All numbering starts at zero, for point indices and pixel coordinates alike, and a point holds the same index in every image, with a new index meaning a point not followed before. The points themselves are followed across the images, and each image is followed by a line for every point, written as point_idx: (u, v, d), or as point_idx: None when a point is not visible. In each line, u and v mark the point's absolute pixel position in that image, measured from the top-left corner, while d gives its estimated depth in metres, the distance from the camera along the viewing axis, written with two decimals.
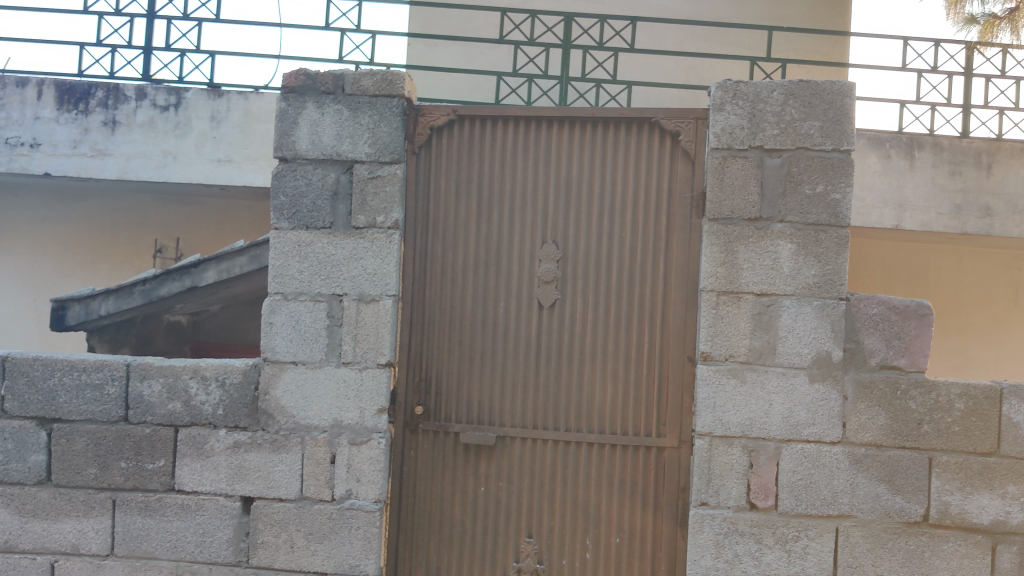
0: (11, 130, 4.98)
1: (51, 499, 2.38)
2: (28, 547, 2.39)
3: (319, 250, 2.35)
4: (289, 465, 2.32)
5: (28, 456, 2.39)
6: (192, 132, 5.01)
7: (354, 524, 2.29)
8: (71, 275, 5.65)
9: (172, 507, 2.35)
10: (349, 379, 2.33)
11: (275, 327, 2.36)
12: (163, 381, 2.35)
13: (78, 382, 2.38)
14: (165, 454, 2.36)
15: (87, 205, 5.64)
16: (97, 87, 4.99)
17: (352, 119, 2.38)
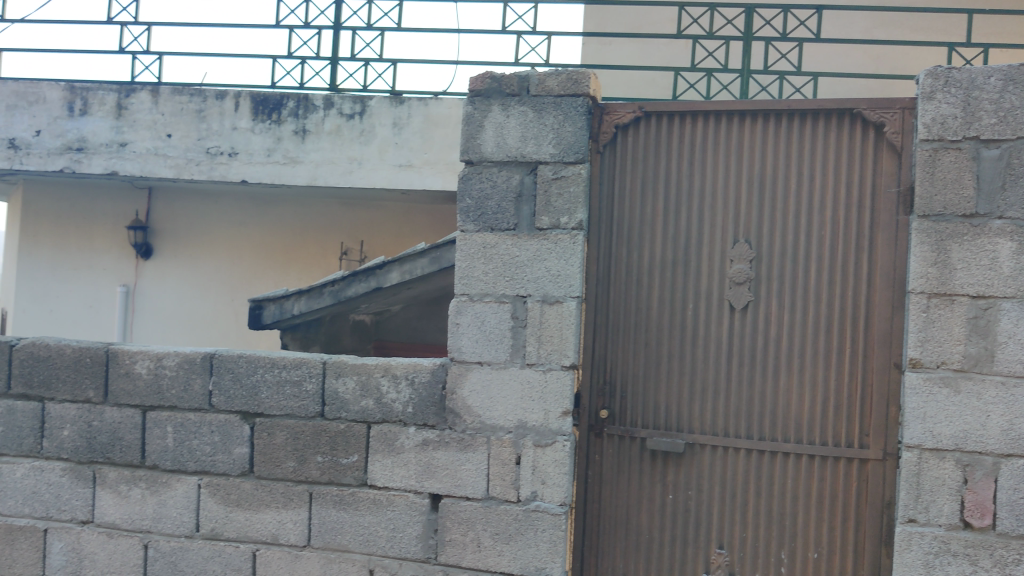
0: (212, 140, 5.31)
1: (254, 490, 2.50)
2: (232, 535, 2.51)
3: (504, 251, 2.35)
4: (476, 464, 2.33)
5: (233, 449, 2.52)
6: (375, 139, 5.17)
7: (539, 527, 2.28)
8: (265, 276, 5.97)
9: (365, 502, 2.41)
10: (534, 381, 2.31)
11: (461, 328, 2.38)
12: (356, 378, 2.42)
13: (278, 378, 2.48)
14: (358, 450, 2.42)
15: (280, 209, 5.94)
16: (289, 97, 5.24)
17: (537, 120, 2.36)
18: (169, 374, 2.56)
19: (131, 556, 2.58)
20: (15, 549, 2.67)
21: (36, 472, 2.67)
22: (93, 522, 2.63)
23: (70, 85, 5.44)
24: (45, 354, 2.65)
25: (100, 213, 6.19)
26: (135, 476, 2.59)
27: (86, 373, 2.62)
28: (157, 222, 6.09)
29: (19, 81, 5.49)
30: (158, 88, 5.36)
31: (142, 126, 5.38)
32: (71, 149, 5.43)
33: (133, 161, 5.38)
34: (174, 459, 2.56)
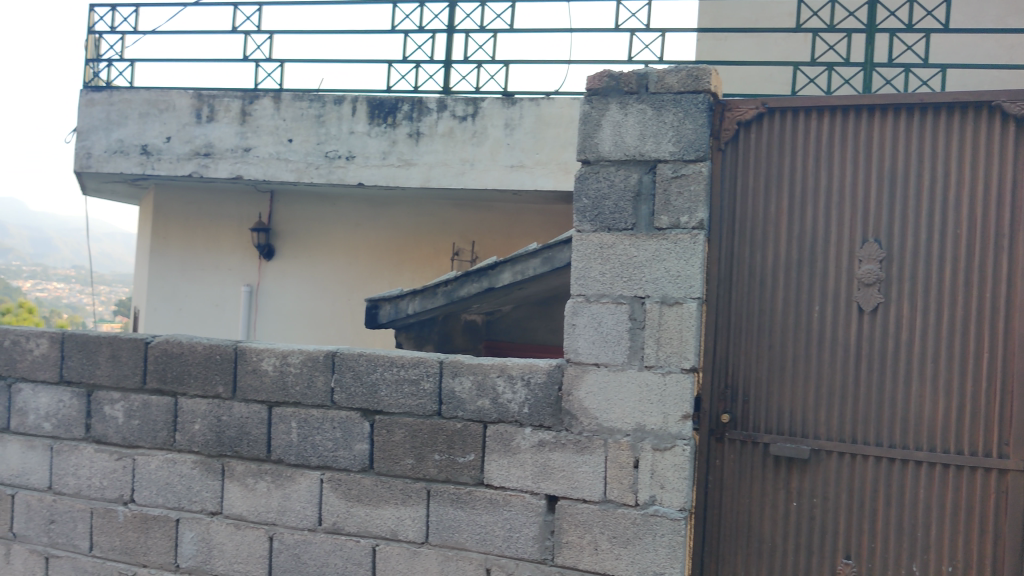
0: (330, 144, 5.45)
1: (373, 486, 2.54)
2: (353, 529, 2.56)
3: (622, 251, 2.32)
4: (593, 466, 2.30)
5: (354, 445, 2.56)
6: (488, 140, 5.21)
7: (658, 531, 2.24)
8: (380, 276, 6.08)
9: (481, 501, 2.41)
10: (652, 383, 2.27)
11: (578, 329, 2.36)
12: (473, 377, 2.43)
13: (397, 377, 2.52)
14: (475, 449, 2.43)
15: (395, 210, 6.05)
16: (404, 101, 5.33)
17: (655, 118, 2.32)
18: (293, 371, 2.63)
19: (257, 547, 2.66)
20: (150, 537, 2.79)
21: (169, 464, 2.78)
22: (222, 513, 2.72)
23: (197, 93, 5.67)
24: (178, 350, 2.76)
25: (226, 216, 6.43)
26: (260, 470, 2.67)
27: (215, 369, 2.72)
28: (278, 224, 6.28)
29: (151, 90, 5.76)
30: (279, 94, 5.53)
31: (265, 131, 5.55)
32: (198, 155, 5.66)
33: (256, 165, 5.57)
34: (298, 454, 2.63)
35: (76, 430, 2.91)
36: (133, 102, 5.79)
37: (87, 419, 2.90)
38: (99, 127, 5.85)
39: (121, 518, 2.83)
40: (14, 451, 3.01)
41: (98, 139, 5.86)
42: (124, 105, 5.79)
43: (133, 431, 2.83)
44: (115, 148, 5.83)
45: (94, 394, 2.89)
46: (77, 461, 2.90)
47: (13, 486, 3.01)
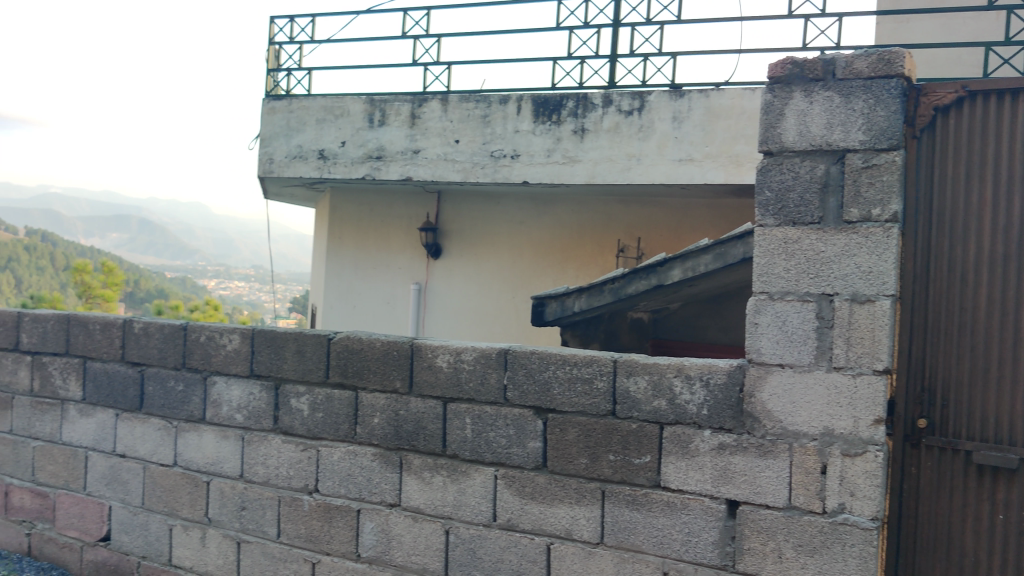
0: (496, 144, 5.50)
1: (547, 484, 2.50)
2: (527, 527, 2.53)
3: (808, 246, 2.22)
4: (777, 472, 2.20)
5: (528, 442, 2.54)
6: (655, 133, 5.12)
7: (848, 541, 2.11)
8: (545, 274, 6.09)
9: (658, 504, 2.34)
10: (842, 386, 2.15)
11: (761, 328, 2.27)
12: (649, 377, 2.36)
13: (570, 374, 2.47)
14: (651, 450, 2.36)
15: (560, 207, 6.04)
16: (569, 97, 5.33)
17: (844, 105, 2.19)
18: (467, 368, 2.64)
19: (433, 540, 2.68)
20: (332, 526, 2.87)
21: (350, 456, 2.85)
22: (400, 505, 2.76)
23: (369, 98, 5.86)
24: (358, 346, 2.85)
25: (395, 216, 6.61)
26: (436, 464, 2.69)
27: (393, 364, 2.78)
28: (445, 223, 6.41)
29: (327, 97, 6.00)
30: (447, 96, 5.64)
31: (433, 133, 5.67)
32: (371, 158, 5.84)
33: (426, 167, 5.69)
34: (472, 450, 2.63)
35: (266, 422, 3.05)
36: (310, 109, 6.03)
37: (275, 411, 3.03)
38: (280, 134, 6.15)
39: (306, 507, 2.93)
40: (209, 441, 3.18)
41: (280, 145, 6.16)
42: (303, 112, 6.05)
43: (317, 424, 2.93)
44: (294, 154, 6.10)
45: (281, 387, 3.02)
46: (266, 451, 3.04)
47: (209, 474, 3.18)
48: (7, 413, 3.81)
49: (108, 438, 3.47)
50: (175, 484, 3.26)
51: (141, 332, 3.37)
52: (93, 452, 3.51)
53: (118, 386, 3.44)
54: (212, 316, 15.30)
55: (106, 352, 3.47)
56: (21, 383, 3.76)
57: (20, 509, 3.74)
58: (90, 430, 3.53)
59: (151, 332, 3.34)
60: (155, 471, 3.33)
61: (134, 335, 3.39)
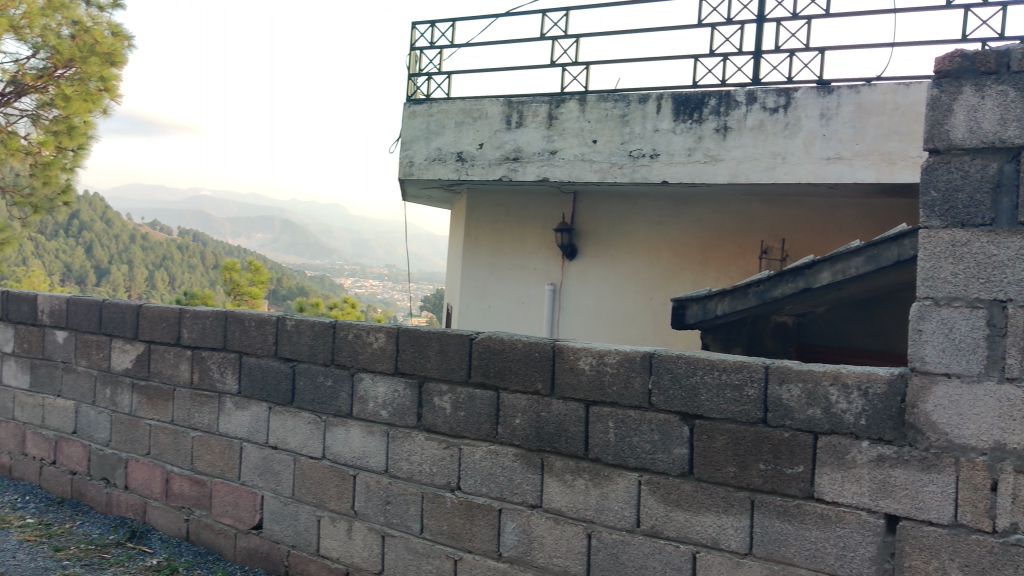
0: (635, 143, 5.44)
1: (693, 492, 2.43)
2: (672, 534, 2.46)
3: (978, 250, 2.09)
4: (941, 487, 2.08)
5: (673, 449, 2.47)
6: (801, 131, 4.96)
7: (1021, 563, 1.97)
8: (684, 275, 5.99)
9: (811, 516, 2.25)
10: (1015, 398, 2.00)
11: (925, 336, 2.16)
12: (803, 385, 2.28)
13: (719, 381, 2.40)
14: (804, 460, 2.27)
15: (699, 208, 5.93)
16: (711, 96, 5.22)
17: (1019, 100, 2.06)
18: (611, 371, 2.60)
19: (575, 543, 2.64)
20: (474, 524, 2.87)
21: (492, 456, 2.84)
22: (541, 507, 2.72)
23: (508, 100, 5.90)
24: (500, 347, 2.84)
25: (531, 217, 6.64)
26: (579, 467, 2.64)
27: (535, 366, 2.75)
28: (581, 224, 6.39)
29: (466, 100, 6.08)
30: (585, 96, 5.62)
31: (571, 134, 5.66)
32: (508, 160, 5.88)
33: (563, 168, 5.68)
34: (615, 454, 2.58)
35: (410, 419, 3.09)
36: (450, 113, 6.12)
37: (419, 409, 3.07)
38: (419, 137, 6.26)
39: (448, 504, 2.95)
40: (356, 436, 3.26)
41: (419, 148, 6.27)
42: (443, 115, 6.15)
43: (460, 422, 2.94)
44: (434, 156, 6.20)
45: (425, 385, 3.05)
46: (410, 447, 3.08)
47: (355, 467, 3.25)
48: (169, 404, 4.02)
49: (261, 430, 3.61)
50: (324, 476, 3.36)
51: (293, 329, 3.50)
52: (247, 444, 3.66)
53: (271, 380, 3.58)
54: (350, 314, 15.66)
55: (260, 348, 3.62)
56: (182, 376, 3.96)
57: (180, 495, 3.94)
58: (245, 422, 3.68)
59: (302, 330, 3.46)
60: (305, 464, 3.44)
61: (286, 331, 3.52)
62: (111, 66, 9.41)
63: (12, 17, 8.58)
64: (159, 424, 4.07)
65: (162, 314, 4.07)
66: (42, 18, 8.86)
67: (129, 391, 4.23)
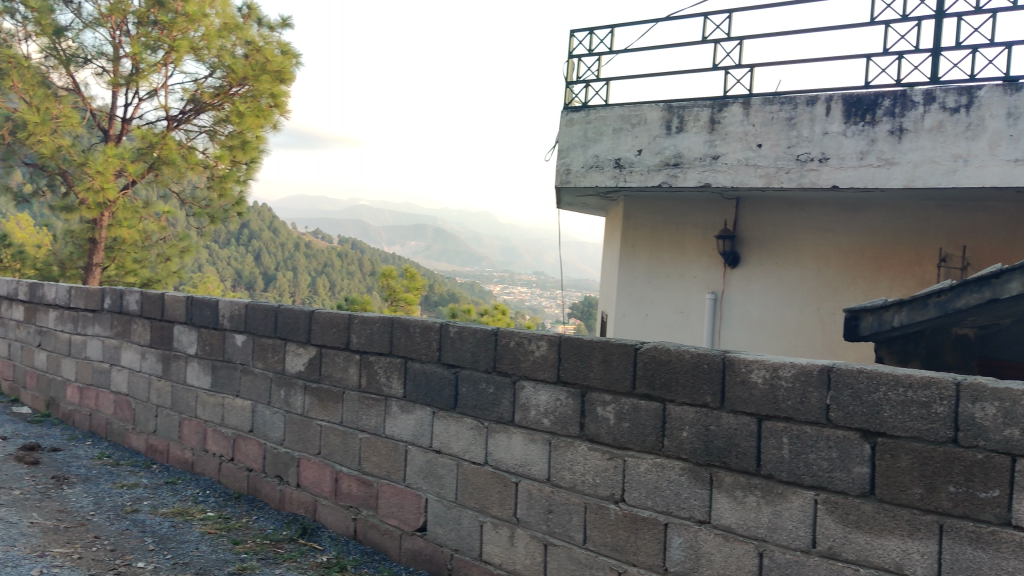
0: (802, 147, 5.26)
1: (875, 513, 2.25)
2: (852, 557, 2.29)
3: None
4: None
5: (853, 467, 2.31)
6: (986, 132, 4.67)
7: None
8: (855, 285, 5.74)
9: (1009, 544, 2.03)
10: None
11: None
12: (999, 404, 2.06)
13: (904, 398, 2.22)
14: (1001, 484, 2.05)
15: (871, 214, 5.66)
16: (885, 96, 5.00)
17: None
18: (785, 385, 2.46)
19: (746, 561, 2.51)
20: (639, 537, 2.78)
21: (658, 468, 2.75)
22: (710, 523, 2.61)
23: (668, 105, 5.82)
24: (667, 358, 2.76)
25: (690, 224, 6.51)
26: (750, 483, 2.52)
27: (704, 378, 2.65)
28: (744, 231, 6.22)
29: (625, 106, 6.02)
30: (749, 99, 5.48)
31: (734, 138, 5.52)
32: (668, 165, 5.78)
33: (725, 173, 5.54)
34: (790, 471, 2.44)
35: (573, 428, 3.04)
36: (608, 119, 6.08)
37: (582, 418, 3.01)
38: (577, 144, 6.24)
39: (612, 516, 2.87)
40: (518, 443, 3.24)
41: (577, 155, 6.24)
42: (601, 122, 6.11)
43: (624, 434, 2.87)
44: (592, 163, 6.16)
45: (587, 395, 3.00)
46: (573, 457, 3.03)
47: (517, 475, 3.24)
48: (338, 406, 4.17)
49: (425, 434, 3.67)
50: (486, 482, 3.37)
51: (456, 336, 3.55)
52: (412, 447, 3.73)
53: (435, 386, 3.64)
54: (501, 321, 15.87)
55: (425, 353, 3.69)
56: (350, 379, 4.10)
57: (348, 495, 4.06)
58: (410, 426, 3.76)
59: (465, 336, 3.50)
60: (467, 469, 3.46)
61: (449, 338, 3.58)
62: (280, 82, 11.06)
63: (193, 39, 10.35)
64: (329, 425, 4.22)
65: (333, 319, 4.22)
66: (218, 40, 10.63)
67: (301, 393, 4.41)
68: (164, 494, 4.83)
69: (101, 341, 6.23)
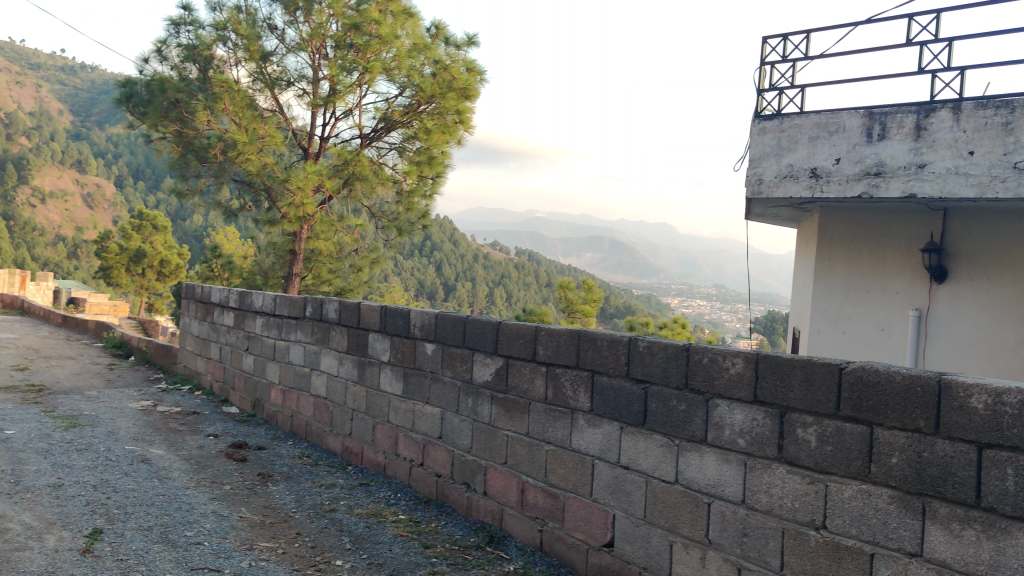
0: (1020, 154, 4.89)
1: None
2: None
3: None
4: None
5: None
6: None
7: None
8: None
9: None
10: None
11: None
12: None
13: None
14: None
15: None
16: None
17: None
18: (1010, 412, 2.27)
19: None
20: (841, 566, 2.64)
21: (863, 495, 2.61)
22: (921, 556, 2.44)
23: (869, 111, 5.54)
24: (874, 379, 2.61)
25: (893, 237, 6.18)
26: (968, 517, 2.33)
27: (916, 402, 2.49)
28: (952, 244, 5.83)
29: (822, 113, 5.78)
30: (960, 104, 5.14)
31: (943, 145, 5.19)
32: (869, 174, 5.50)
33: (933, 182, 5.21)
34: (1015, 505, 2.24)
35: (770, 450, 2.93)
36: (804, 127, 5.85)
37: (780, 440, 2.90)
38: (770, 154, 6.03)
39: (812, 543, 2.74)
40: (711, 462, 3.15)
41: (769, 165, 6.03)
42: (796, 130, 5.89)
43: (827, 458, 2.73)
44: (785, 173, 5.94)
45: (786, 415, 2.88)
46: (770, 479, 2.92)
47: (710, 495, 3.15)
48: (525, 416, 4.20)
49: (613, 449, 3.64)
50: (676, 501, 3.30)
51: (646, 350, 3.50)
52: (599, 461, 3.71)
53: (623, 400, 3.60)
54: (680, 336, 15.60)
55: (613, 367, 3.66)
56: (537, 391, 4.13)
57: (535, 506, 4.08)
58: (597, 440, 3.74)
59: (655, 351, 3.45)
60: (656, 487, 3.40)
61: (639, 352, 3.54)
62: (465, 99, 11.17)
63: (385, 60, 10.77)
64: (516, 436, 4.26)
65: (520, 331, 4.27)
66: (408, 60, 10.95)
67: (489, 403, 4.48)
68: (359, 495, 5.04)
69: (302, 346, 6.58)
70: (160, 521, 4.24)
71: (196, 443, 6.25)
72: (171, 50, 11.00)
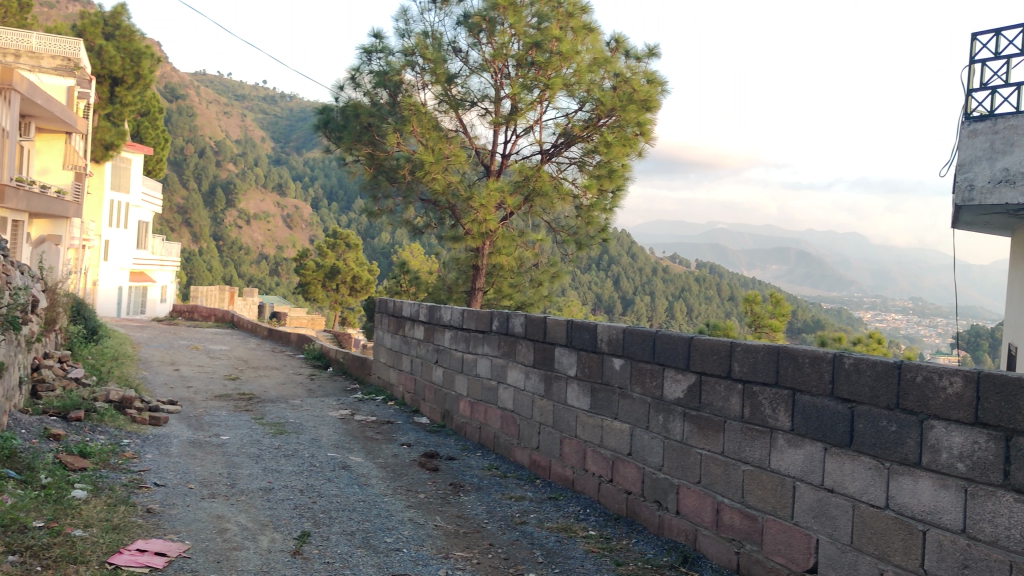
0: None
1: None
2: None
3: None
4: None
5: None
6: None
7: None
8: None
9: None
10: None
11: None
12: None
13: None
14: None
15: None
16: None
17: None
18: None
19: None
20: None
21: None
22: None
23: None
24: None
25: None
26: None
27: None
28: None
29: None
30: None
31: None
32: None
33: None
34: None
35: (995, 476, 2.72)
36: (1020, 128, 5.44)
37: (1007, 466, 2.69)
38: (981, 157, 5.63)
39: None
40: (926, 488, 2.97)
41: (981, 170, 5.64)
42: (1011, 132, 5.49)
43: None
44: (1000, 178, 5.54)
45: (1013, 440, 2.67)
46: (995, 508, 2.71)
47: (926, 523, 2.96)
48: (720, 435, 4.10)
49: (817, 471, 3.49)
50: (887, 528, 3.12)
51: (851, 368, 3.34)
52: (801, 483, 3.56)
53: (827, 420, 3.45)
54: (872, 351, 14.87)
55: (815, 386, 3.52)
56: (733, 409, 4.02)
57: (730, 527, 3.97)
58: (799, 461, 3.60)
59: (862, 369, 3.28)
60: (865, 511, 3.22)
61: (844, 370, 3.38)
62: (646, 111, 11.08)
63: (565, 76, 10.87)
64: (710, 454, 4.17)
65: (714, 347, 4.18)
66: (588, 75, 11.05)
67: (681, 420, 4.41)
68: (549, 509, 5.07)
69: (489, 360, 6.71)
70: (361, 526, 4.43)
71: (391, 451, 6.49)
72: (364, 77, 11.54)
